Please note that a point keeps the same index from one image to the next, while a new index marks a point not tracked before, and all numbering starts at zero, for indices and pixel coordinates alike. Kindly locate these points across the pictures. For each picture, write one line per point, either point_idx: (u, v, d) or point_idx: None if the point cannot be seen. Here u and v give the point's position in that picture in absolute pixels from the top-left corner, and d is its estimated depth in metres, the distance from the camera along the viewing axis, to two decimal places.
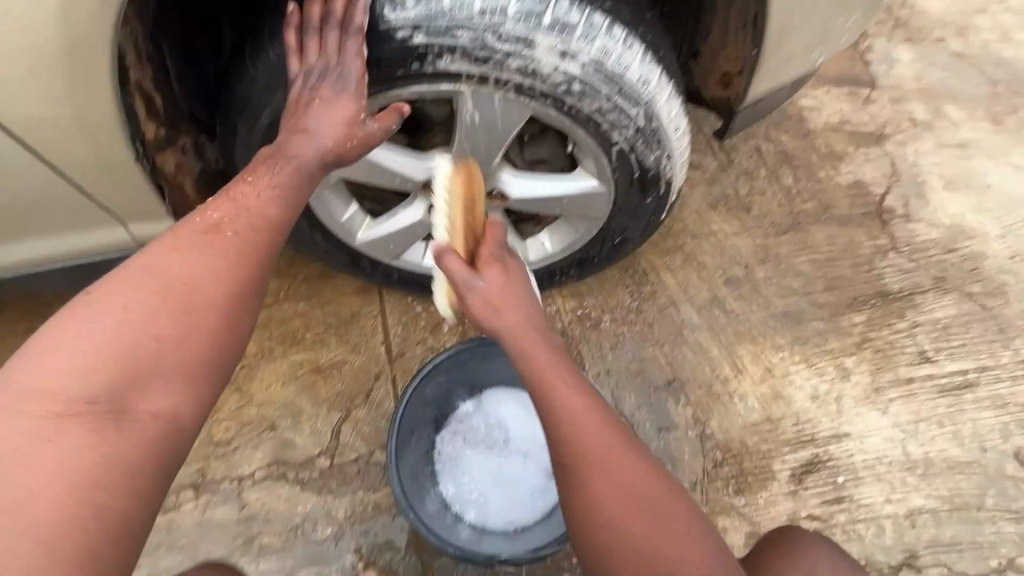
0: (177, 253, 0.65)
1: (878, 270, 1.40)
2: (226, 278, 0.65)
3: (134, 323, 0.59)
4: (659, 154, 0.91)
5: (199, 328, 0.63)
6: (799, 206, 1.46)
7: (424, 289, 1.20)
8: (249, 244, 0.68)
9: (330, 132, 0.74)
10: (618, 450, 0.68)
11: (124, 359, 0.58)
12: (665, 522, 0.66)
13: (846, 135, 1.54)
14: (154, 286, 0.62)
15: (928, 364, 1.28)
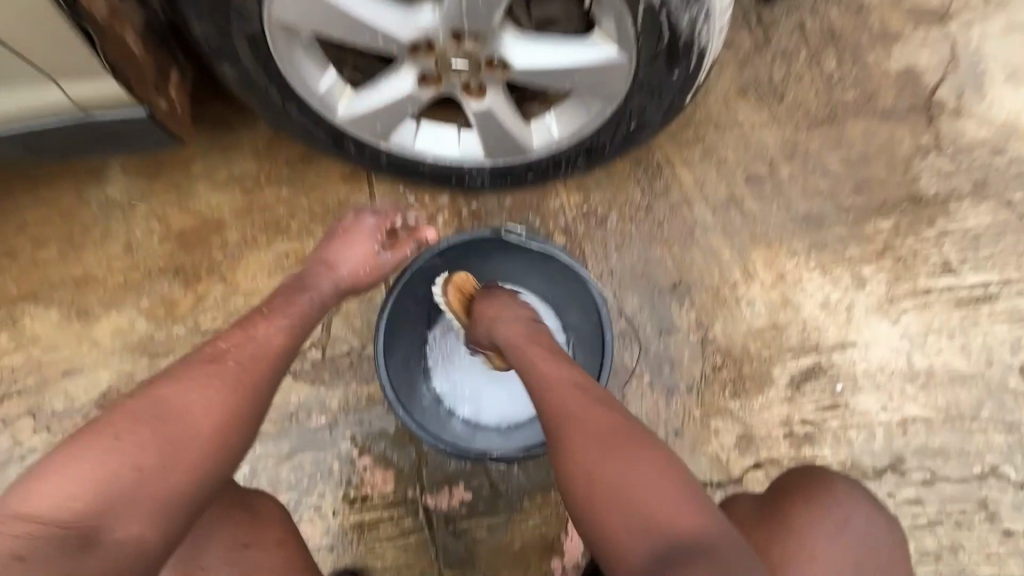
0: (183, 384, 0.71)
1: (914, 172, 1.27)
2: (219, 417, 0.70)
3: (124, 457, 0.63)
4: (697, 12, 0.76)
5: (185, 457, 0.66)
6: (839, 96, 1.30)
7: (417, 177, 1.09)
8: (247, 375, 0.75)
9: (350, 268, 0.93)
10: (589, 401, 0.74)
11: (113, 484, 0.62)
12: (636, 457, 0.67)
13: (906, 10, 1.32)
14: (153, 416, 0.67)
15: (949, 275, 1.21)
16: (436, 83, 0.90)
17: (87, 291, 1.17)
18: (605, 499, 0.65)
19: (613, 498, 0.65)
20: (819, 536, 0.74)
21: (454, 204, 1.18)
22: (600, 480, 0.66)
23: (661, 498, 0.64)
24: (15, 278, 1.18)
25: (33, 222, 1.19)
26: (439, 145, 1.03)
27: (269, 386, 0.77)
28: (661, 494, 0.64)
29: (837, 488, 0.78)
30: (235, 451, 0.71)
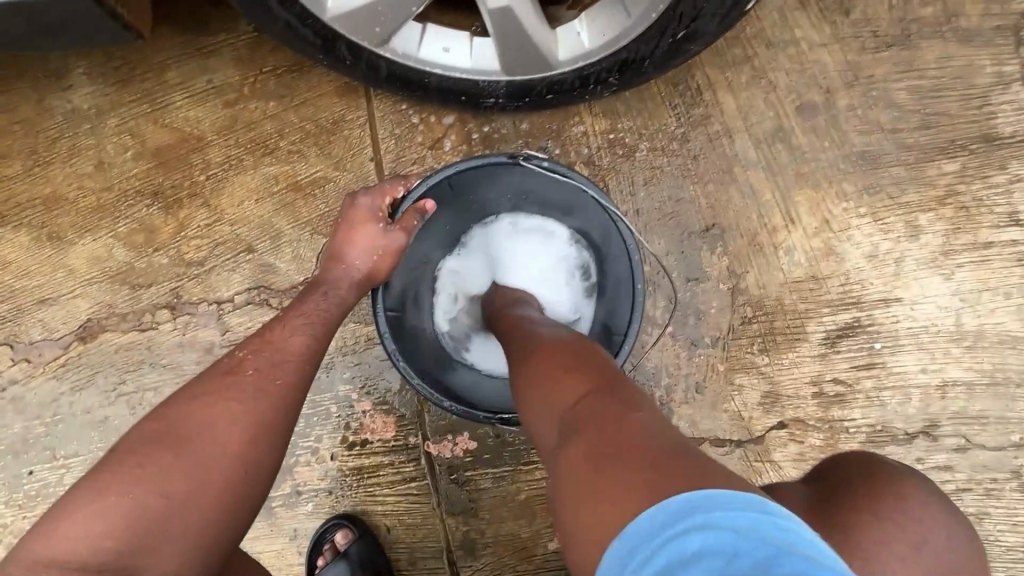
0: (200, 400, 0.66)
1: (992, 106, 1.11)
2: (246, 428, 0.64)
3: (152, 487, 0.59)
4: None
5: (210, 481, 0.60)
6: (917, 12, 1.10)
7: (422, 93, 0.94)
8: (268, 382, 0.69)
9: (361, 258, 0.86)
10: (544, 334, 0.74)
11: (138, 521, 0.57)
12: (563, 362, 0.65)
13: None
14: (177, 438, 0.62)
15: (1016, 227, 1.08)
16: None
17: (58, 213, 1.06)
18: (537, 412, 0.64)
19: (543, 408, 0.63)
20: (891, 559, 0.49)
21: (464, 126, 1.04)
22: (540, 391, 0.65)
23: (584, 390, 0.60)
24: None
25: None
26: (448, 55, 0.88)
27: (299, 387, 0.71)
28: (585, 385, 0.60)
29: (909, 487, 0.55)
30: (270, 461, 0.66)
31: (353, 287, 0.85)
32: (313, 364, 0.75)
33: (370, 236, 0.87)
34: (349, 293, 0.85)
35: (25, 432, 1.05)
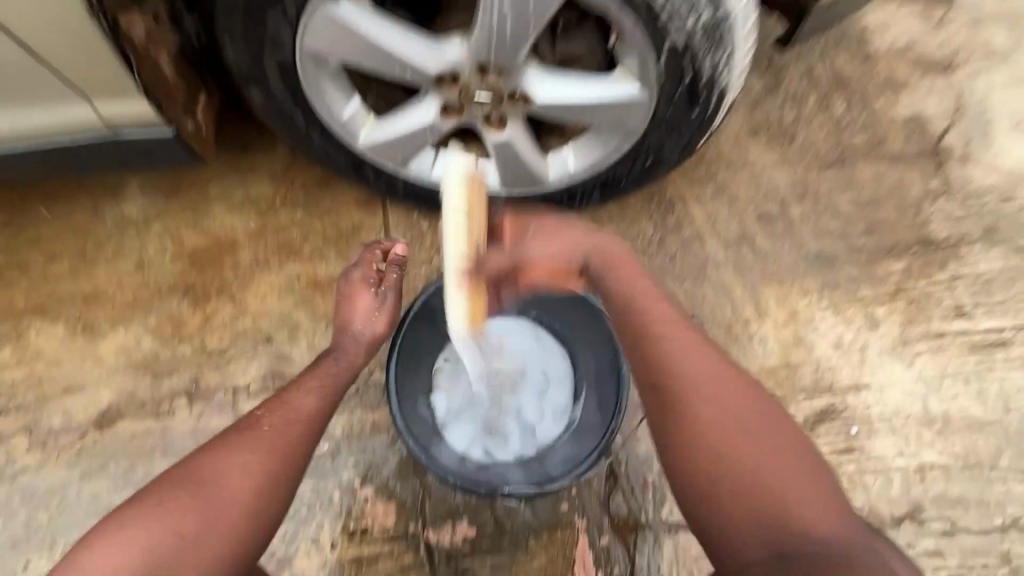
0: (220, 451, 0.75)
1: (925, 215, 1.28)
2: (252, 486, 0.73)
3: (165, 528, 0.67)
4: (718, 57, 0.77)
5: (217, 524, 0.69)
6: (849, 140, 1.32)
7: (433, 204, 1.10)
8: (279, 439, 0.77)
9: (360, 323, 0.93)
10: (711, 367, 0.75)
11: (151, 555, 0.64)
12: (745, 418, 0.71)
13: (912, 61, 1.37)
14: (195, 486, 0.71)
15: (963, 319, 1.21)
16: (458, 113, 0.90)
17: (94, 307, 1.16)
18: (717, 474, 0.68)
19: (722, 469, 0.68)
20: None
21: None
22: (711, 450, 0.70)
23: (768, 462, 0.67)
24: (24, 291, 1.17)
25: (47, 236, 1.20)
26: None
27: (302, 446, 0.78)
28: (771, 460, 0.68)
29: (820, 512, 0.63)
30: (271, 514, 0.73)
31: (360, 350, 0.92)
32: (319, 427, 0.82)
33: (366, 298, 0.94)
34: (359, 358, 0.91)
35: (28, 521, 1.06)
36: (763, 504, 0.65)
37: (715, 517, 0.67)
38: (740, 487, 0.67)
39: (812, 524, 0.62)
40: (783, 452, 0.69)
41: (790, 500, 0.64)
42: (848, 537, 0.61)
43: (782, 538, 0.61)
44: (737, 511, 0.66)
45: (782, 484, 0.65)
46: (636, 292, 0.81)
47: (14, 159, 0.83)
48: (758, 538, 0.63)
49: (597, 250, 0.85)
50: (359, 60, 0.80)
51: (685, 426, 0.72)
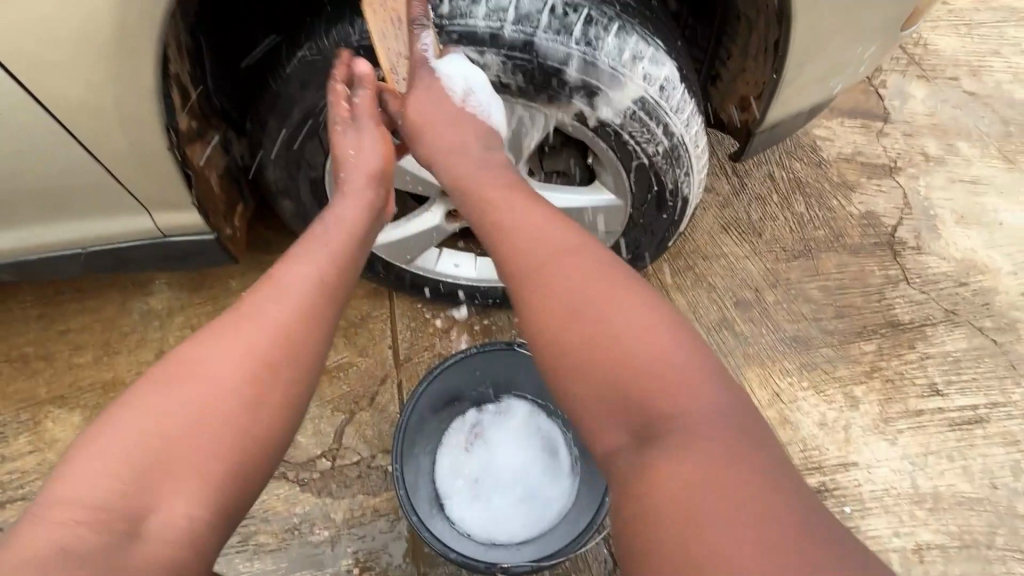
0: (210, 339, 0.62)
1: (889, 300, 1.39)
2: (249, 372, 0.61)
3: (157, 430, 0.56)
4: (679, 176, 0.91)
5: (220, 424, 0.58)
6: (812, 233, 1.47)
7: (435, 295, 1.21)
8: (280, 321, 0.64)
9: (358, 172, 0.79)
10: (587, 271, 0.66)
11: (145, 461, 0.55)
12: (601, 301, 0.64)
13: (859, 165, 1.56)
14: (183, 381, 0.59)
15: (938, 397, 1.28)
16: (461, 217, 1.05)
17: (114, 396, 1.22)
18: (569, 368, 0.63)
19: (602, 370, 0.61)
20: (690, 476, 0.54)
21: (467, 319, 1.28)
22: (594, 352, 0.61)
23: (650, 355, 0.60)
24: (48, 380, 1.24)
25: (74, 328, 1.28)
26: (457, 268, 1.17)
27: (314, 329, 0.65)
28: (654, 350, 0.61)
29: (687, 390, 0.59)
30: (281, 403, 0.62)
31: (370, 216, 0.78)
32: (333, 302, 0.68)
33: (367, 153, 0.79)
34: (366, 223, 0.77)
35: None
36: (645, 409, 0.58)
37: (600, 421, 0.61)
38: (626, 393, 0.60)
39: (693, 418, 0.57)
40: (671, 340, 0.61)
41: (650, 374, 0.59)
42: (726, 420, 0.57)
43: (659, 434, 0.57)
44: (617, 414, 0.60)
45: (665, 377, 0.59)
46: (525, 212, 0.72)
47: (62, 263, 0.92)
48: (625, 437, 0.59)
49: (461, 166, 0.78)
50: None
51: (554, 325, 0.64)
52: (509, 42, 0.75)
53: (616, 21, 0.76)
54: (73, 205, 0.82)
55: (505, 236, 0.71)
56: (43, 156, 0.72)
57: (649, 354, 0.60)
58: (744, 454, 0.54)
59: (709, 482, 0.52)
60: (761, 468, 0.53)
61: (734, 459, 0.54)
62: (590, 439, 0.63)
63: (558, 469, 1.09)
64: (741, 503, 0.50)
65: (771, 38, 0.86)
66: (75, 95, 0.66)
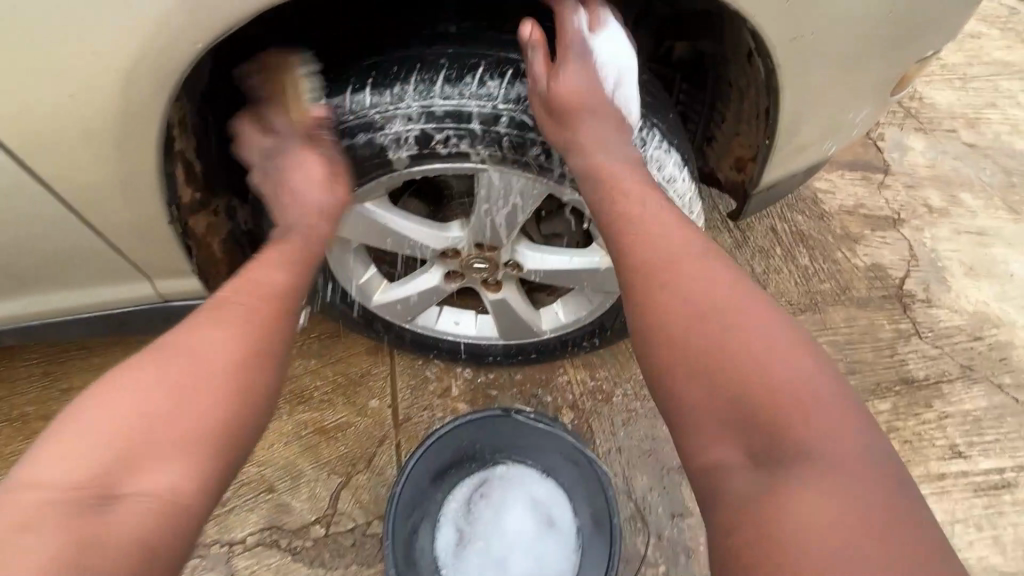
0: (190, 329, 0.64)
1: (901, 355, 1.36)
2: (232, 355, 0.63)
3: (139, 409, 0.57)
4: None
5: (202, 402, 0.59)
6: (818, 286, 1.45)
7: (435, 353, 1.20)
8: (256, 314, 0.68)
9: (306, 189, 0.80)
10: (712, 277, 0.62)
11: (131, 433, 0.55)
12: (730, 303, 0.59)
13: (862, 217, 1.55)
14: (162, 359, 0.61)
15: (961, 460, 1.24)
16: (460, 278, 1.04)
17: None
18: (677, 357, 0.59)
19: (718, 373, 0.56)
20: (826, 517, 0.46)
21: (468, 377, 1.26)
22: (716, 354, 0.56)
23: (789, 368, 0.54)
24: None
25: (75, 387, 1.27)
26: (457, 325, 1.16)
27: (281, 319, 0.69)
28: (798, 368, 0.54)
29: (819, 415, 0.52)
30: (262, 383, 0.64)
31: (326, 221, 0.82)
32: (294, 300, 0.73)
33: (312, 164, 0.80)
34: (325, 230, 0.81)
35: None
36: (765, 419, 0.52)
37: (709, 425, 0.55)
38: (745, 399, 0.54)
39: (822, 440, 0.50)
40: (803, 357, 0.55)
41: (782, 385, 0.53)
42: (857, 447, 0.50)
43: (775, 450, 0.51)
44: (724, 416, 0.55)
45: (799, 390, 0.53)
46: (651, 212, 0.68)
47: (64, 328, 0.92)
48: (739, 460, 0.53)
49: (600, 144, 0.75)
50: (378, 242, 0.95)
51: (671, 324, 0.60)
52: (506, 120, 0.76)
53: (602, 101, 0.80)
54: (74, 272, 0.83)
55: (620, 241, 0.68)
56: (48, 229, 0.74)
57: (784, 365, 0.54)
58: (872, 481, 0.48)
59: (817, 504, 0.47)
60: (891, 504, 0.47)
61: (858, 482, 0.48)
62: (689, 441, 0.57)
63: (561, 543, 1.04)
64: (862, 526, 0.45)
65: (761, 107, 0.87)
66: (81, 175, 0.68)
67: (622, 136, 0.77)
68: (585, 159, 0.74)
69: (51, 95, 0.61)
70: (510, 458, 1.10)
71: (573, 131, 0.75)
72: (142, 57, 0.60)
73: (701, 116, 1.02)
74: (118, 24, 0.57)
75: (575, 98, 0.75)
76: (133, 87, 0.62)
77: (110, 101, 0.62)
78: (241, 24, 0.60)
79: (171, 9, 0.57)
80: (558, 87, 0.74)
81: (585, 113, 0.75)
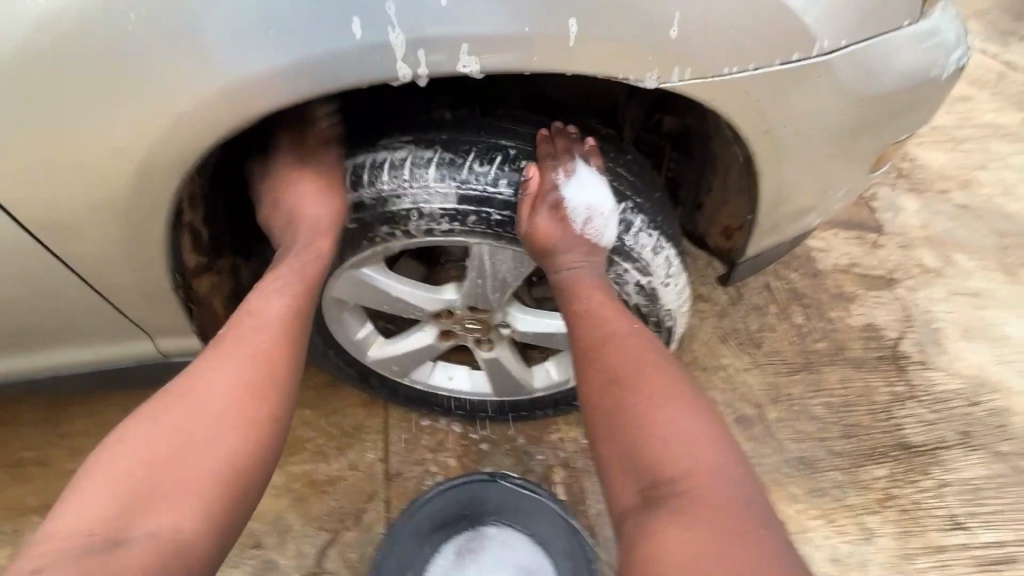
0: (202, 371, 0.69)
1: (897, 420, 1.36)
2: (239, 387, 0.69)
3: (146, 455, 0.61)
4: (661, 312, 0.94)
5: (208, 436, 0.64)
6: (813, 345, 1.45)
7: (429, 407, 1.21)
8: (261, 346, 0.73)
9: (316, 220, 0.82)
10: (632, 345, 0.73)
11: (145, 476, 0.60)
12: (641, 369, 0.70)
13: (856, 276, 1.57)
14: (175, 400, 0.66)
15: (961, 532, 1.23)
16: (454, 336, 1.06)
17: None
18: (599, 415, 0.69)
19: (625, 430, 0.66)
20: (684, 543, 0.55)
21: (462, 432, 1.26)
22: (625, 414, 0.66)
23: (679, 420, 0.64)
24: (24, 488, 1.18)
25: (75, 431, 1.23)
26: (451, 380, 1.17)
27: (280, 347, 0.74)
28: (684, 419, 0.65)
29: (699, 455, 0.62)
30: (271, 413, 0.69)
31: (321, 236, 0.83)
32: (297, 334, 0.77)
33: (312, 188, 0.83)
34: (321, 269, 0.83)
35: None
36: (657, 469, 0.62)
37: (619, 475, 0.65)
38: (645, 453, 0.63)
39: (702, 486, 0.60)
40: (701, 419, 0.65)
41: (671, 436, 0.63)
42: (731, 489, 0.60)
43: (658, 488, 0.61)
44: (628, 467, 0.64)
45: (689, 446, 0.62)
46: (606, 303, 0.79)
47: (65, 379, 0.94)
48: (633, 497, 0.63)
49: (573, 265, 0.83)
50: (375, 303, 0.98)
51: (597, 389, 0.70)
52: (494, 201, 0.80)
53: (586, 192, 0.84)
54: (80, 328, 0.86)
55: (575, 320, 0.78)
56: (61, 291, 0.78)
57: (678, 418, 0.65)
58: (742, 518, 0.57)
59: (685, 539, 0.56)
60: (756, 538, 0.55)
61: (729, 517, 0.57)
62: (608, 493, 0.66)
63: None
64: (726, 555, 0.54)
65: (744, 182, 0.90)
66: (96, 245, 0.73)
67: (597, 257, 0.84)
68: (556, 275, 0.83)
69: (73, 177, 0.66)
70: (508, 523, 1.08)
71: (551, 263, 0.83)
72: (155, 148, 0.65)
73: (690, 183, 1.05)
74: (138, 116, 0.63)
75: (550, 237, 0.82)
76: (147, 171, 0.67)
77: (125, 182, 0.67)
78: (249, 120, 0.65)
79: (186, 105, 0.62)
80: (536, 229, 0.81)
81: (558, 247, 0.82)
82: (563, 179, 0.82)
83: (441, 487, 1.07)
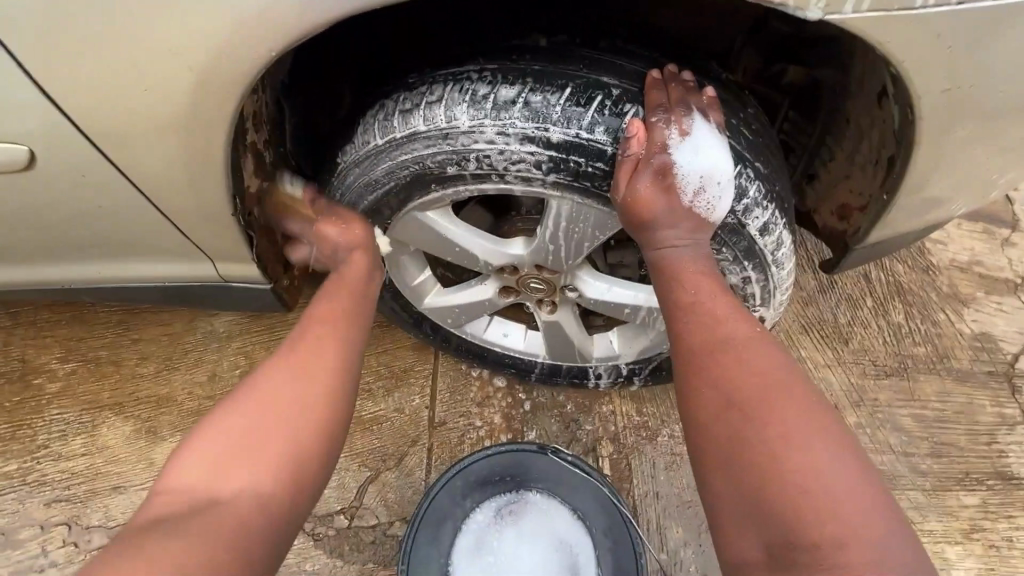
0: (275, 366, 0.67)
1: (999, 445, 1.19)
2: (307, 375, 0.66)
3: (227, 437, 0.60)
4: (753, 297, 0.82)
5: (281, 418, 0.62)
6: (911, 349, 1.28)
7: (478, 361, 1.17)
8: (335, 346, 0.70)
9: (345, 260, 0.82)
10: (763, 365, 0.63)
11: (223, 455, 0.58)
12: (771, 393, 0.60)
13: (976, 276, 1.35)
14: (246, 390, 0.64)
15: None
16: (515, 294, 0.99)
17: (163, 412, 1.22)
18: (716, 444, 0.61)
19: (745, 470, 0.57)
20: None
21: (510, 389, 1.22)
22: (746, 447, 0.58)
23: (819, 461, 0.55)
24: (97, 385, 1.25)
25: (144, 339, 1.29)
26: (505, 338, 1.12)
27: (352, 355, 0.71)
28: (824, 458, 0.55)
29: (853, 507, 0.53)
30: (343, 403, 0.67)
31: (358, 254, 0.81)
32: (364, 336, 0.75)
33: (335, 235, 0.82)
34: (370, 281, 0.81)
35: None
36: (791, 522, 0.53)
37: (740, 521, 0.57)
38: (770, 501, 0.55)
39: (854, 553, 0.51)
40: (840, 461, 0.55)
41: (813, 480, 0.54)
42: (891, 551, 0.51)
43: (793, 547, 0.53)
44: (746, 512, 0.57)
45: (830, 502, 0.53)
46: (710, 293, 0.69)
47: (131, 292, 0.96)
48: (759, 548, 0.55)
49: (674, 245, 0.72)
50: (437, 252, 0.91)
51: (710, 415, 0.62)
52: (584, 149, 0.69)
53: (702, 154, 0.71)
54: (146, 245, 0.85)
55: (678, 313, 0.69)
56: (123, 206, 0.77)
57: (817, 458, 0.55)
58: None
59: None
60: None
61: None
62: (719, 536, 0.59)
63: None
64: None
65: (883, 155, 0.75)
66: (153, 163, 0.70)
67: (704, 233, 0.73)
68: (655, 253, 0.73)
69: (132, 87, 0.62)
70: (550, 493, 1.05)
71: (654, 241, 0.73)
72: (215, 61, 0.59)
73: (805, 149, 0.89)
74: (197, 18, 0.56)
75: (650, 206, 0.71)
76: (206, 86, 0.62)
77: (183, 96, 0.62)
78: (317, 27, 0.57)
79: (253, 7, 0.55)
80: (636, 195, 0.70)
81: (658, 219, 0.71)
82: (678, 139, 0.70)
83: (492, 448, 1.05)
